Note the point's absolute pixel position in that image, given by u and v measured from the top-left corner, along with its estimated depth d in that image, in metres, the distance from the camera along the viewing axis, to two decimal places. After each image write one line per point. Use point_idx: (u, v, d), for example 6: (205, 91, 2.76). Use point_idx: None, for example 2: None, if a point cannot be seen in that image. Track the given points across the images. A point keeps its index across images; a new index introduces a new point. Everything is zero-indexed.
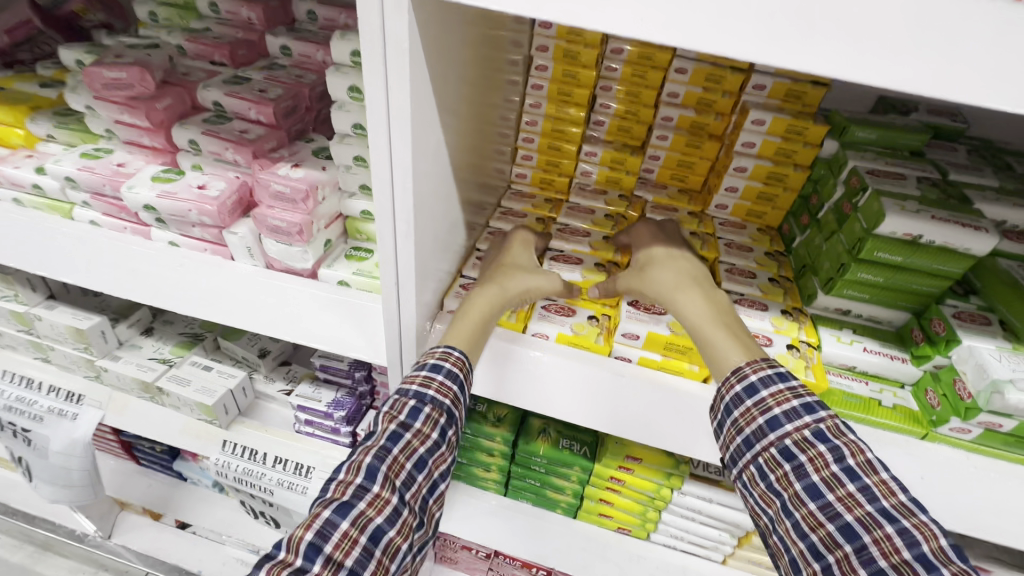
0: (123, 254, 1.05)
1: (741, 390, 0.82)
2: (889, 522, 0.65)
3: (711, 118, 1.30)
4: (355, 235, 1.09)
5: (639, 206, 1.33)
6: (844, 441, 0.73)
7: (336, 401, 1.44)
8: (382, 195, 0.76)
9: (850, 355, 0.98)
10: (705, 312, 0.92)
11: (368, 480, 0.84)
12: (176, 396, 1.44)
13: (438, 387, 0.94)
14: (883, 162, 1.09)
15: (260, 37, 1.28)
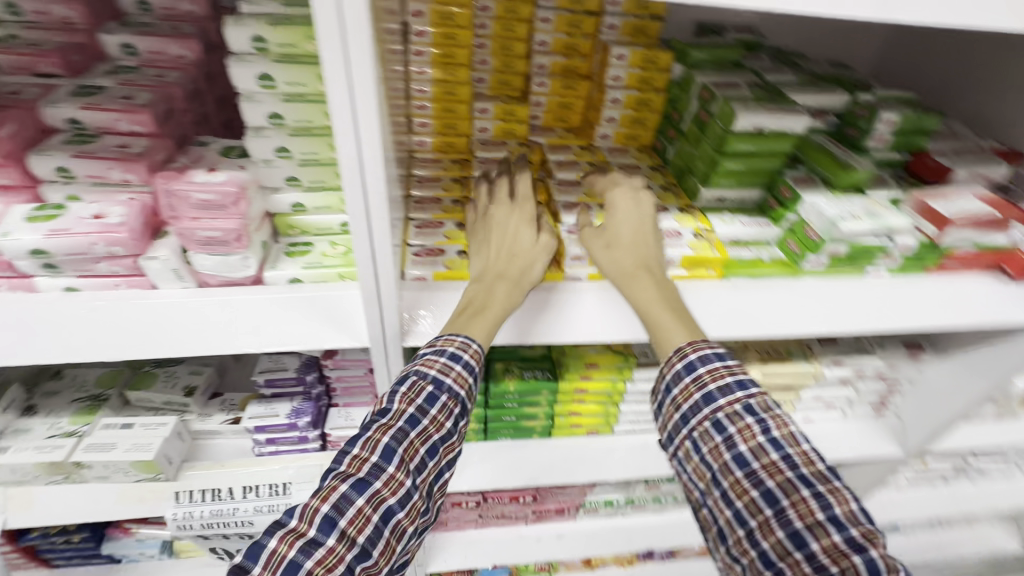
0: (11, 315, 0.89)
1: (681, 368, 0.94)
2: (806, 486, 0.80)
3: (579, 61, 1.46)
4: (287, 233, 1.06)
5: (540, 149, 1.46)
6: (772, 418, 0.87)
7: (296, 410, 1.41)
8: (352, 173, 0.81)
9: (731, 229, 1.24)
10: (660, 297, 1.01)
11: (382, 459, 0.91)
12: (102, 465, 1.27)
13: (455, 376, 0.99)
14: (717, 76, 1.34)
15: (89, 37, 1.10)
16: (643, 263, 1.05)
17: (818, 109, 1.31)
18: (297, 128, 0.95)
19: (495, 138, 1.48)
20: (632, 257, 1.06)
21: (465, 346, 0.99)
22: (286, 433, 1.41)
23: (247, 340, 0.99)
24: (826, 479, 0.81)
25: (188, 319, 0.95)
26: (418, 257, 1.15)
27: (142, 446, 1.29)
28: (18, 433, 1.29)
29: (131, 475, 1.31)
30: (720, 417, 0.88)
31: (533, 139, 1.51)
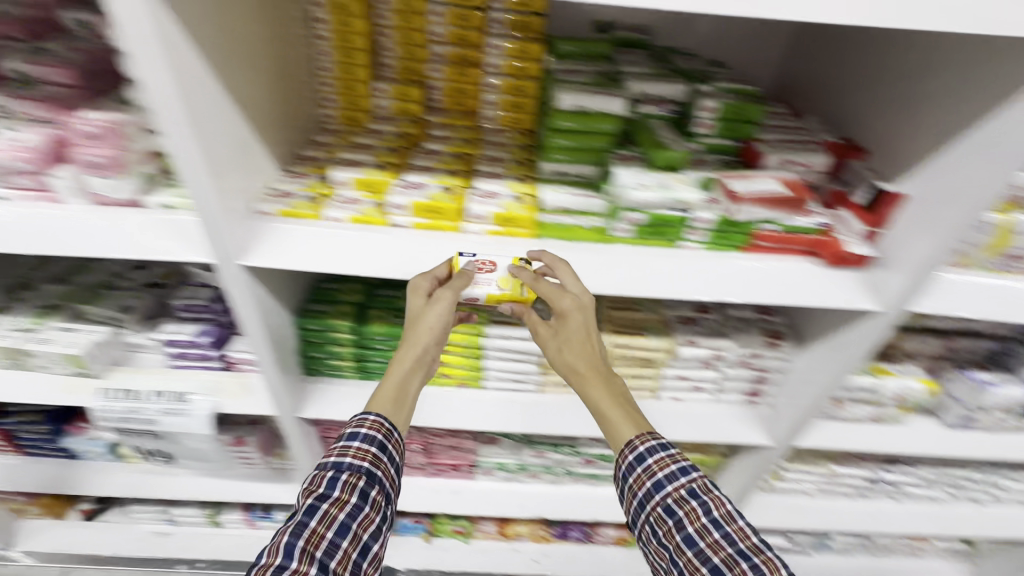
0: (93, 229, 0.77)
1: (633, 460, 0.82)
2: (716, 527, 0.76)
3: (469, 50, 1.05)
4: (171, 168, 0.83)
5: (429, 126, 1.05)
6: (712, 498, 0.78)
7: (204, 331, 1.05)
8: (578, 195, 0.87)
9: (559, 198, 0.86)
10: (612, 397, 0.85)
11: (285, 559, 0.68)
12: (45, 360, 1.00)
13: (354, 454, 0.79)
14: (580, 64, 0.94)
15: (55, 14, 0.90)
16: (596, 363, 0.86)
17: (657, 99, 0.90)
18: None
19: (390, 118, 1.07)
20: (582, 335, 0.84)
21: (358, 425, 0.81)
22: (194, 352, 1.05)
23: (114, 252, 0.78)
24: (734, 521, 0.76)
25: (100, 225, 0.77)
26: (268, 197, 0.84)
27: (76, 344, 1.01)
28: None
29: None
30: (670, 508, 0.79)
31: (428, 121, 1.08)
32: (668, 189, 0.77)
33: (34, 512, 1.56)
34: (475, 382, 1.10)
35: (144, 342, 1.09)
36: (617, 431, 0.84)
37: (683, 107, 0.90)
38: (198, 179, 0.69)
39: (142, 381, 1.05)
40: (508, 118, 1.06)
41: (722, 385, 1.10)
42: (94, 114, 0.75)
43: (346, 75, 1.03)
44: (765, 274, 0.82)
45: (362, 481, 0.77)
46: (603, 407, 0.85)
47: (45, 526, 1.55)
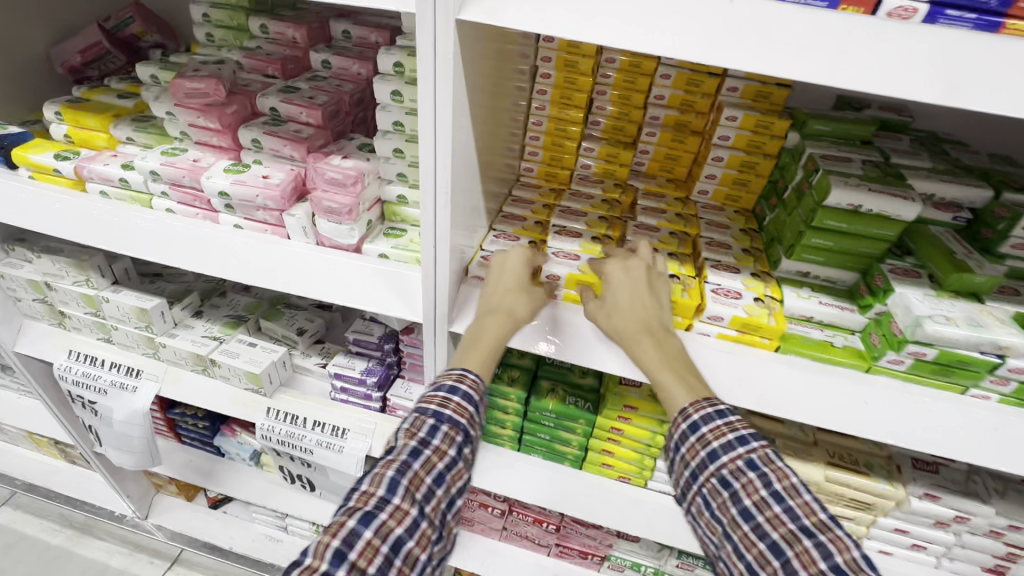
0: (311, 267, 0.77)
1: (687, 429, 0.63)
2: (778, 500, 0.56)
3: (693, 117, 0.95)
4: (392, 216, 0.81)
5: (638, 194, 0.96)
6: (774, 469, 0.58)
7: (368, 368, 1.03)
8: (828, 307, 0.73)
9: (806, 306, 0.73)
10: (662, 358, 0.65)
11: (389, 492, 0.59)
12: (225, 370, 1.04)
13: (455, 408, 0.67)
14: (842, 149, 0.81)
15: (305, 53, 0.94)
16: (646, 317, 0.68)
17: (947, 204, 0.74)
18: (413, 105, 0.70)
19: (593, 180, 1.00)
20: (634, 290, 0.70)
21: (458, 380, 0.68)
22: (355, 387, 1.03)
23: (332, 296, 0.78)
24: (800, 494, 0.56)
25: (327, 270, 0.77)
26: (482, 261, 0.81)
27: (256, 362, 1.04)
28: (183, 324, 1.10)
29: (184, 360, 1.07)
30: (726, 479, 0.60)
31: (632, 187, 1.00)
32: (980, 327, 0.61)
33: (169, 490, 1.67)
34: (638, 479, 0.98)
35: (312, 367, 1.10)
36: (667, 398, 0.65)
37: (981, 217, 0.73)
38: (443, 246, 0.69)
39: (304, 407, 1.05)
40: (723, 193, 0.94)
41: (953, 553, 0.88)
42: (339, 161, 0.74)
43: (557, 131, 0.98)
44: None
45: (460, 437, 0.66)
46: (652, 372, 0.66)
47: (176, 506, 1.65)
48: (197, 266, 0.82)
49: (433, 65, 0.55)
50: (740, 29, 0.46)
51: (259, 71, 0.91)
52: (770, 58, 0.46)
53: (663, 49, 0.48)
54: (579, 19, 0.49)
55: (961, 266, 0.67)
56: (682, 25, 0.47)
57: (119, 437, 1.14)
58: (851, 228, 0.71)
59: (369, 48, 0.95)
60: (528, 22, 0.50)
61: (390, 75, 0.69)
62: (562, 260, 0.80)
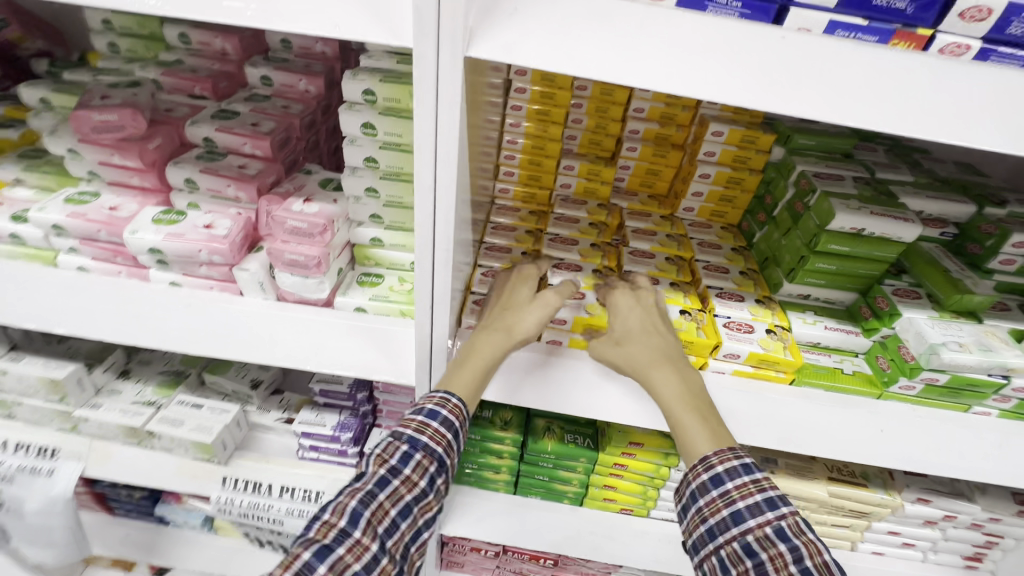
0: (275, 330, 0.66)
1: (709, 480, 0.56)
2: None
3: (674, 130, 0.91)
4: (364, 261, 0.71)
5: (623, 214, 0.90)
6: (804, 542, 0.51)
7: (339, 422, 0.92)
8: (835, 333, 0.71)
9: (814, 332, 0.71)
10: (685, 395, 0.60)
11: (350, 524, 0.53)
12: (166, 441, 0.89)
13: (432, 435, 0.60)
14: (830, 166, 0.80)
15: (239, 68, 0.80)
16: (663, 348, 0.63)
17: (935, 219, 0.74)
18: (388, 139, 0.60)
19: (574, 200, 0.93)
20: (645, 320, 0.66)
21: (439, 403, 0.61)
22: (326, 444, 0.92)
23: (303, 361, 0.68)
24: (832, 574, 0.48)
25: (296, 334, 0.66)
26: (474, 308, 0.73)
27: (207, 428, 0.89)
28: (109, 390, 0.93)
29: (113, 434, 0.90)
30: (749, 546, 0.52)
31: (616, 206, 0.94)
32: (991, 352, 0.61)
33: None
34: (641, 509, 0.94)
35: (271, 424, 0.96)
36: (688, 443, 0.59)
37: (965, 232, 0.74)
38: (441, 312, 0.60)
39: (269, 472, 0.93)
40: (709, 210, 0.91)
41: (939, 546, 0.92)
42: (300, 206, 0.63)
43: (534, 149, 0.90)
44: None
45: (434, 466, 0.60)
46: (669, 408, 0.60)
47: None
48: (128, 338, 0.68)
49: (433, 119, 0.43)
50: (796, 73, 0.41)
51: (184, 91, 0.76)
52: (826, 102, 0.42)
53: (715, 94, 0.42)
54: (616, 58, 0.40)
55: (960, 285, 0.67)
56: (734, 69, 0.41)
57: (34, 531, 0.95)
58: (854, 251, 0.70)
59: (315, 60, 0.83)
60: (556, 59, 0.40)
61: (360, 105, 0.59)
62: (569, 301, 0.72)
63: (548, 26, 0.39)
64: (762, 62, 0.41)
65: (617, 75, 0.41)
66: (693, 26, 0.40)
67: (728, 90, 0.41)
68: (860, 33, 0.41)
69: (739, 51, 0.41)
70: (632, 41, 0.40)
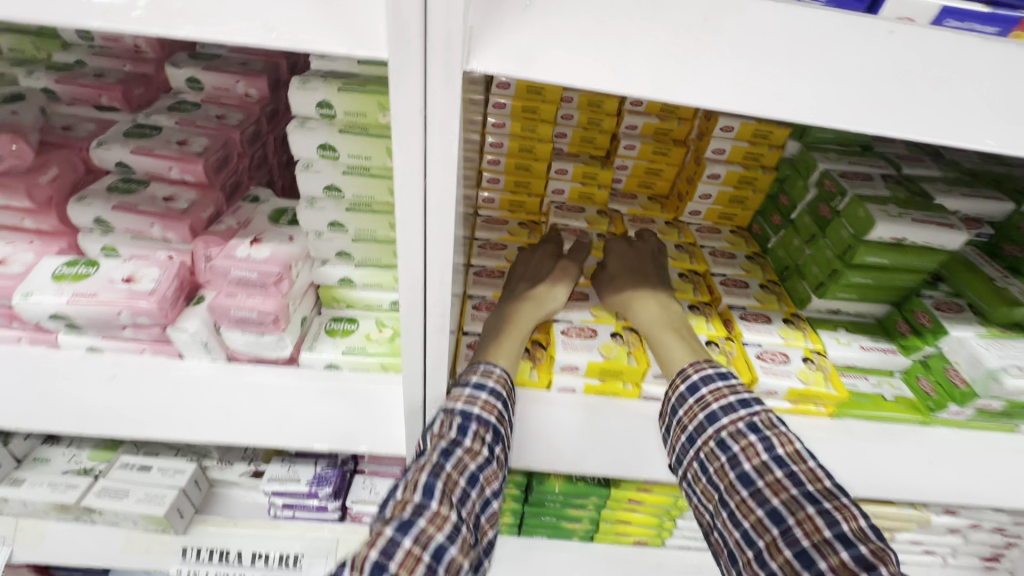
0: (227, 401, 0.54)
1: (685, 389, 0.51)
2: (780, 466, 0.44)
3: (675, 123, 0.81)
4: (332, 303, 0.59)
5: (625, 222, 0.81)
6: (776, 434, 0.46)
7: (316, 476, 0.81)
8: (871, 354, 0.64)
9: (851, 355, 0.64)
10: (667, 319, 0.59)
11: (426, 497, 0.43)
12: (110, 515, 0.75)
13: (484, 404, 0.50)
14: (853, 162, 0.71)
15: (159, 69, 0.65)
16: (650, 282, 0.63)
17: (970, 219, 0.67)
18: (353, 162, 0.48)
19: (569, 208, 0.82)
20: (636, 262, 0.66)
21: (483, 375, 0.52)
22: (302, 500, 0.81)
23: (265, 433, 0.56)
24: (804, 462, 0.44)
25: (255, 402, 0.54)
26: (468, 354, 0.61)
27: (157, 496, 0.76)
28: (33, 459, 0.78)
29: (43, 512, 0.76)
30: (724, 442, 0.47)
31: (614, 211, 0.84)
32: None
33: None
34: (656, 539, 0.87)
35: (236, 480, 0.84)
36: (667, 359, 0.55)
37: (1001, 231, 0.67)
38: (436, 376, 0.50)
39: (237, 538, 0.81)
40: (717, 212, 0.82)
41: (960, 550, 0.88)
42: (247, 250, 0.50)
43: (522, 151, 0.79)
44: None
45: (492, 435, 0.49)
46: (654, 330, 0.58)
47: None
48: (38, 422, 0.54)
49: (424, 158, 0.32)
50: (912, 82, 0.30)
51: (89, 102, 0.61)
52: (949, 121, 0.31)
53: (805, 117, 0.31)
54: (674, 70, 0.29)
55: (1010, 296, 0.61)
56: (828, 78, 0.30)
57: None
58: (893, 261, 0.62)
59: (254, 56, 0.68)
60: (597, 74, 0.28)
61: (315, 121, 0.46)
62: (580, 341, 0.59)
63: (581, 29, 0.27)
64: (863, 67, 0.29)
65: (679, 94, 0.29)
66: (775, 24, 0.28)
67: (830, 111, 0.30)
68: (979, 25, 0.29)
69: (835, 55, 0.29)
70: (698, 46, 0.28)
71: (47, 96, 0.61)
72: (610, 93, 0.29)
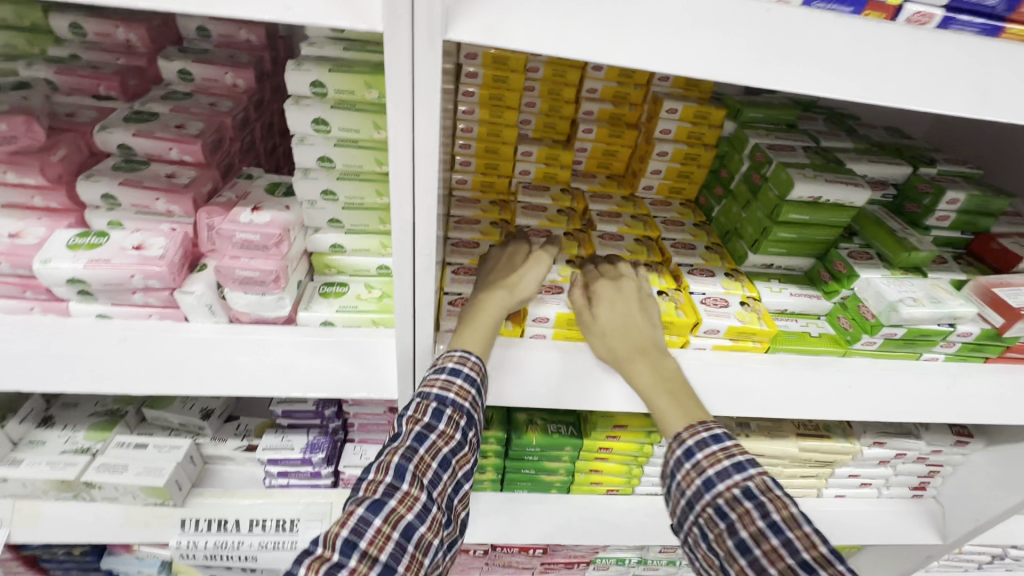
0: (230, 358, 0.59)
1: (682, 455, 0.53)
2: (776, 532, 0.45)
3: (627, 108, 0.90)
4: (324, 269, 0.65)
5: (586, 198, 0.89)
6: (771, 499, 0.47)
7: (308, 444, 0.86)
8: (799, 299, 0.74)
9: (782, 300, 0.74)
10: (659, 382, 0.60)
11: (397, 479, 0.50)
12: (109, 489, 0.79)
13: (459, 391, 0.57)
14: (779, 137, 0.82)
15: (151, 62, 0.70)
16: (639, 341, 0.62)
17: (876, 182, 0.78)
18: (343, 135, 0.54)
19: (536, 187, 0.91)
20: (628, 318, 0.63)
21: (459, 361, 0.58)
22: (297, 467, 0.86)
23: (266, 388, 0.61)
24: (799, 526, 0.45)
25: (258, 355, 0.59)
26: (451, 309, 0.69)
27: (156, 469, 0.80)
28: (29, 441, 0.81)
29: (42, 491, 0.79)
30: (721, 510, 0.48)
31: (577, 189, 0.93)
32: (942, 303, 0.66)
33: None
34: (626, 487, 0.95)
35: (230, 455, 0.89)
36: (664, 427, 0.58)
37: (903, 191, 0.79)
38: (424, 322, 0.57)
39: (234, 507, 0.85)
40: (668, 187, 0.91)
41: (891, 481, 1.00)
42: (249, 216, 0.56)
43: (490, 136, 0.87)
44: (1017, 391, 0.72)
45: (466, 421, 0.57)
46: (648, 395, 0.60)
47: None
48: (51, 385, 0.59)
49: (412, 113, 0.39)
50: (788, 47, 0.39)
51: (87, 92, 0.66)
52: (819, 78, 0.41)
53: (710, 75, 0.39)
54: (606, 38, 0.37)
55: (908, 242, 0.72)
56: (724, 44, 0.38)
57: None
58: (812, 217, 0.72)
59: (240, 50, 0.74)
60: (547, 41, 0.36)
61: (309, 99, 0.53)
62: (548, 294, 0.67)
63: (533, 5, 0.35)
64: (749, 35, 0.38)
65: (612, 57, 0.38)
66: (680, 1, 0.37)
67: (728, 70, 0.39)
68: (834, 4, 0.39)
69: (727, 25, 0.38)
70: (623, 19, 0.36)
71: (46, 87, 0.65)
72: (557, 56, 0.37)
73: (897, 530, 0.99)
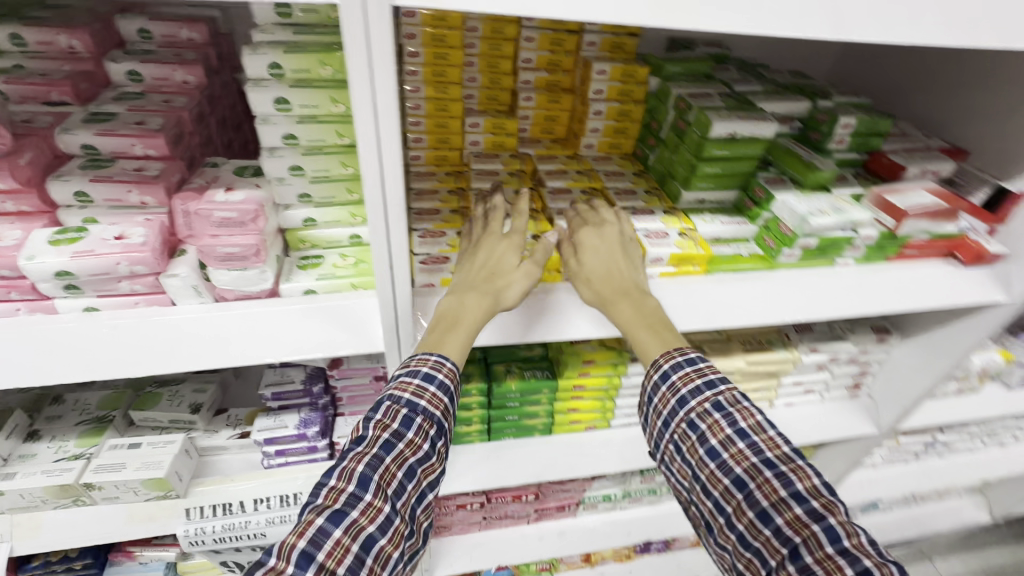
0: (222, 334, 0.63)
1: (657, 379, 0.63)
2: (741, 438, 0.56)
3: (562, 74, 0.98)
4: (299, 245, 0.70)
5: (534, 161, 0.97)
6: (737, 410, 0.58)
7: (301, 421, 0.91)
8: (727, 226, 0.84)
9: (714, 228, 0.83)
10: (640, 318, 0.66)
11: (361, 489, 0.54)
12: (111, 487, 0.81)
13: (430, 399, 0.61)
14: (697, 86, 0.91)
15: (99, 66, 0.72)
16: (624, 284, 0.69)
17: (783, 117, 0.88)
18: (304, 112, 0.59)
19: (486, 155, 0.97)
20: (609, 265, 0.70)
21: (435, 367, 0.61)
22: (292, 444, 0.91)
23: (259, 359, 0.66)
24: (764, 431, 0.57)
25: (246, 327, 0.63)
26: (424, 267, 0.75)
27: (155, 463, 0.83)
28: (20, 455, 0.82)
29: (41, 499, 0.80)
30: (693, 422, 0.59)
31: (524, 154, 1.00)
32: (841, 211, 0.78)
33: None
34: (602, 422, 1.04)
35: (226, 443, 0.92)
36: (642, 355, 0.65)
37: (807, 124, 0.90)
38: (401, 280, 0.62)
39: (237, 490, 0.88)
40: (607, 143, 1.00)
41: (831, 384, 1.13)
42: (222, 197, 0.60)
43: (437, 111, 0.92)
44: (912, 281, 0.84)
45: (435, 430, 0.61)
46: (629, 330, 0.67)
47: None
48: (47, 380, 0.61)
49: (369, 75, 0.45)
50: None
51: (39, 99, 0.67)
52: (708, 16, 0.48)
53: (617, 20, 0.46)
54: None
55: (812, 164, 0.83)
56: None
57: None
58: (731, 152, 0.82)
59: (185, 48, 0.77)
60: None
61: (266, 81, 0.58)
62: None
63: None
64: None
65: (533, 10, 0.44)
66: None
67: (631, 14, 0.46)
68: None
69: None
70: None
71: None
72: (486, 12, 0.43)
73: (839, 425, 1.13)
